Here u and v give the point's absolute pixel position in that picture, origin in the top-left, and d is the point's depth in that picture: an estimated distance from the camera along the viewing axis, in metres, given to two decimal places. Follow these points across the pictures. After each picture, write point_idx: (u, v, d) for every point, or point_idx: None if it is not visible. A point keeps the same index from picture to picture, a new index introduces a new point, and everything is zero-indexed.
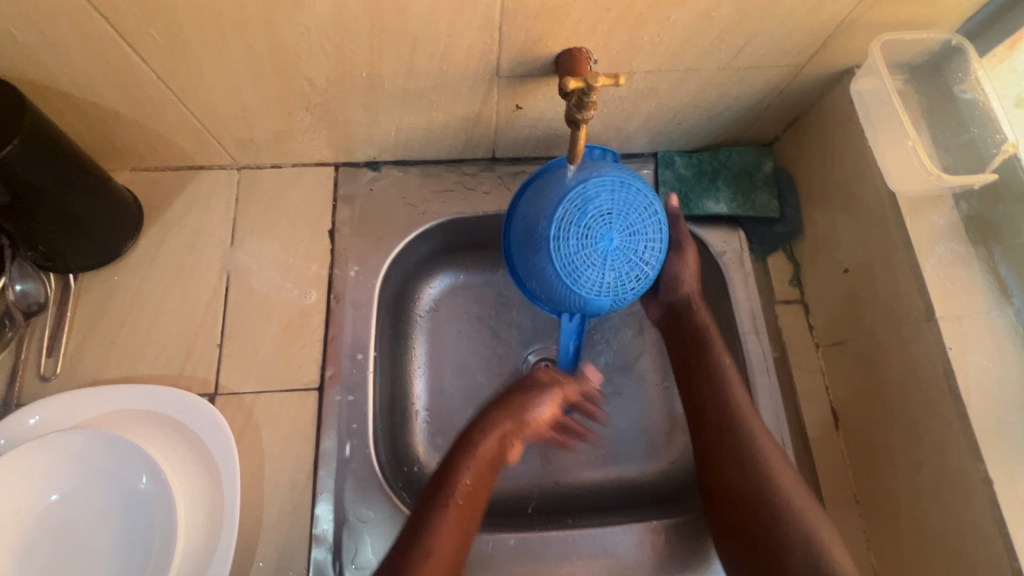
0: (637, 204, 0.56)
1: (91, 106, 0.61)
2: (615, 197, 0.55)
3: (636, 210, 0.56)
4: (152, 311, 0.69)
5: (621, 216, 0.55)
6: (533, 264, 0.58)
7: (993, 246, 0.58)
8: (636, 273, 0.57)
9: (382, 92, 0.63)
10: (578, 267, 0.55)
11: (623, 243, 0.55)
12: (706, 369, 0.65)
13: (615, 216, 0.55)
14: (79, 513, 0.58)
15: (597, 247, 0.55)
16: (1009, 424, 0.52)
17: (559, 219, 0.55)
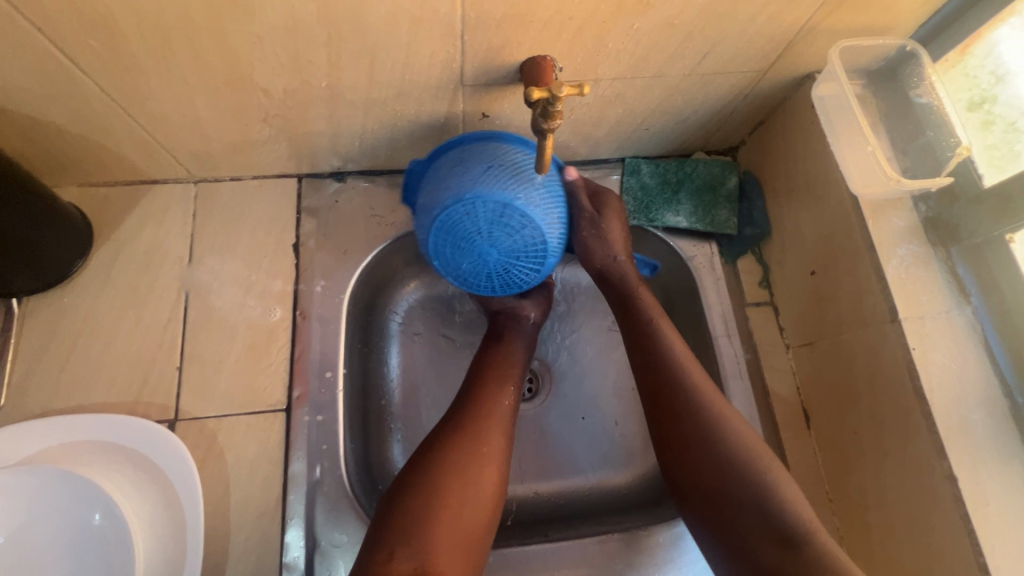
0: (469, 218, 0.56)
1: (29, 121, 0.58)
2: (464, 236, 0.57)
3: (477, 223, 0.57)
4: (104, 334, 0.66)
5: (477, 239, 0.57)
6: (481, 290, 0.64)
7: (950, 247, 0.59)
8: (519, 227, 0.57)
9: (343, 102, 0.61)
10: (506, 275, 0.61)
11: (498, 246, 0.58)
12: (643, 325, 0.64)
13: (482, 244, 0.58)
14: (27, 556, 0.54)
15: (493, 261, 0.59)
16: (970, 421, 0.53)
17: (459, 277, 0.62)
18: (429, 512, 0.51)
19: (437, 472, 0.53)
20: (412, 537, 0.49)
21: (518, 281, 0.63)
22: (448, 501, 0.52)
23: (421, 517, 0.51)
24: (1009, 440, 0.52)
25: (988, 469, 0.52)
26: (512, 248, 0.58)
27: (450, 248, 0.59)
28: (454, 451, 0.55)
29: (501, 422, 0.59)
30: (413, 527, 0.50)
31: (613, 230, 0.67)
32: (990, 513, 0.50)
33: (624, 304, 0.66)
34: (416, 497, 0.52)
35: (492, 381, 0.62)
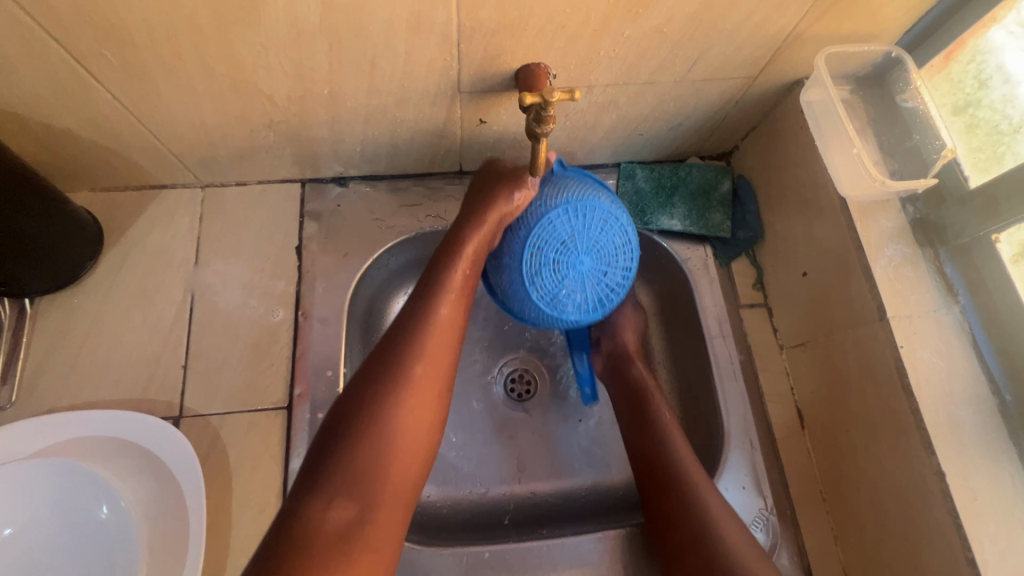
0: (553, 219, 0.58)
1: (44, 127, 0.60)
2: (544, 236, 0.58)
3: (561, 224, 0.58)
4: (112, 334, 0.68)
5: (560, 242, 0.58)
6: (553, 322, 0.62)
7: (939, 247, 0.60)
8: (607, 233, 0.59)
9: (345, 109, 0.63)
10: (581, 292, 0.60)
11: (580, 251, 0.59)
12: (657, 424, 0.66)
13: (562, 248, 0.58)
14: (34, 548, 0.55)
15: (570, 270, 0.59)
16: (958, 418, 0.54)
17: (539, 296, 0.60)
18: (370, 456, 0.50)
19: (376, 425, 0.51)
20: (354, 489, 0.48)
21: (581, 305, 0.60)
22: (387, 456, 0.50)
23: (358, 469, 0.49)
24: (996, 437, 0.53)
25: (975, 466, 0.52)
26: (603, 252, 0.59)
27: (535, 244, 0.59)
28: (390, 407, 0.52)
29: (421, 400, 0.53)
30: (351, 480, 0.48)
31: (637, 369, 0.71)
32: (978, 509, 0.51)
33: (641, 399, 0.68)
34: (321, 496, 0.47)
35: (431, 316, 0.56)
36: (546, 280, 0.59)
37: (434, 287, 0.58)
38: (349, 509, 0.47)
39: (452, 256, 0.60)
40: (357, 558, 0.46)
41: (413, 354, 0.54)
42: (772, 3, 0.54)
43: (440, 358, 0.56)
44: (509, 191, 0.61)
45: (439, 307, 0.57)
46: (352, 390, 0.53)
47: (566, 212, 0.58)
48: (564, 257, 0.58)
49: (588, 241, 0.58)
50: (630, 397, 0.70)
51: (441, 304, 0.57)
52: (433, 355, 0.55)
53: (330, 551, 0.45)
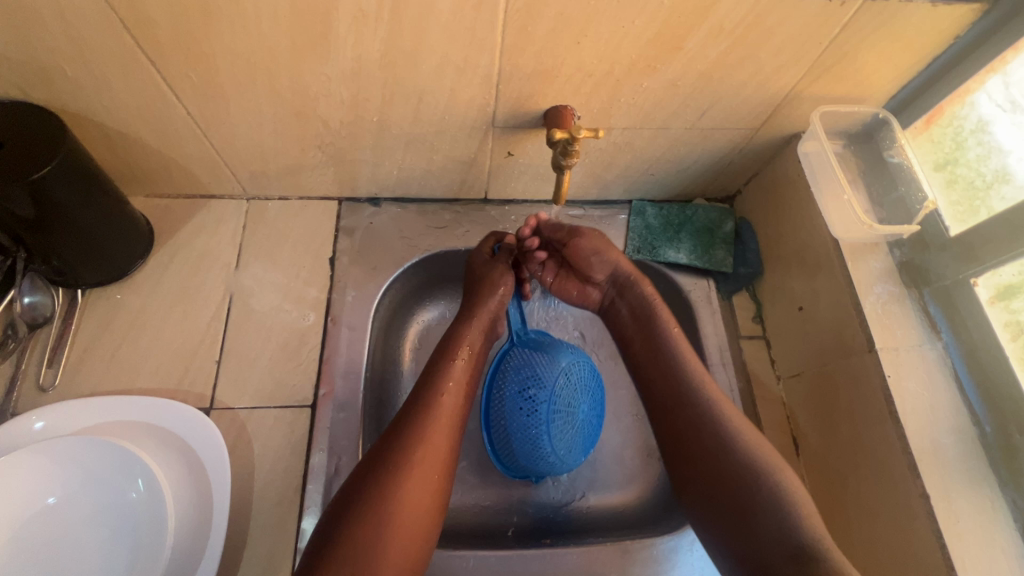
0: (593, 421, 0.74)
1: (120, 135, 0.67)
2: (591, 407, 0.73)
3: (587, 415, 0.73)
4: (154, 326, 0.73)
5: (583, 410, 0.73)
6: (530, 359, 0.73)
7: (923, 288, 0.65)
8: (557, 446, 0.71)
9: (389, 135, 0.70)
10: (549, 404, 0.70)
11: (576, 421, 0.72)
12: (662, 334, 0.68)
13: (578, 411, 0.72)
14: (65, 524, 0.58)
15: (565, 409, 0.71)
16: (942, 445, 0.58)
17: (551, 376, 0.71)
18: (379, 521, 0.53)
19: (387, 491, 0.54)
20: (359, 559, 0.51)
21: (525, 369, 0.72)
22: (394, 521, 0.53)
23: (369, 535, 0.52)
24: (976, 465, 0.57)
25: (957, 490, 0.56)
26: (561, 434, 0.71)
27: (564, 429, 0.71)
28: (396, 477, 0.55)
29: (431, 447, 0.58)
30: (359, 548, 0.51)
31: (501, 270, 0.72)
32: (960, 531, 0.54)
33: (643, 318, 0.71)
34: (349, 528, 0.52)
35: (433, 403, 0.61)
36: (566, 386, 0.71)
37: (427, 416, 0.60)
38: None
39: (438, 388, 0.62)
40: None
41: (415, 444, 0.57)
42: (773, 66, 0.62)
43: (438, 455, 0.58)
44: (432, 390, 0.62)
45: (441, 394, 0.62)
46: (363, 464, 0.57)
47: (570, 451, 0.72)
48: (546, 416, 0.70)
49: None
50: (641, 317, 0.71)
51: (431, 423, 0.59)
52: (428, 448, 0.58)
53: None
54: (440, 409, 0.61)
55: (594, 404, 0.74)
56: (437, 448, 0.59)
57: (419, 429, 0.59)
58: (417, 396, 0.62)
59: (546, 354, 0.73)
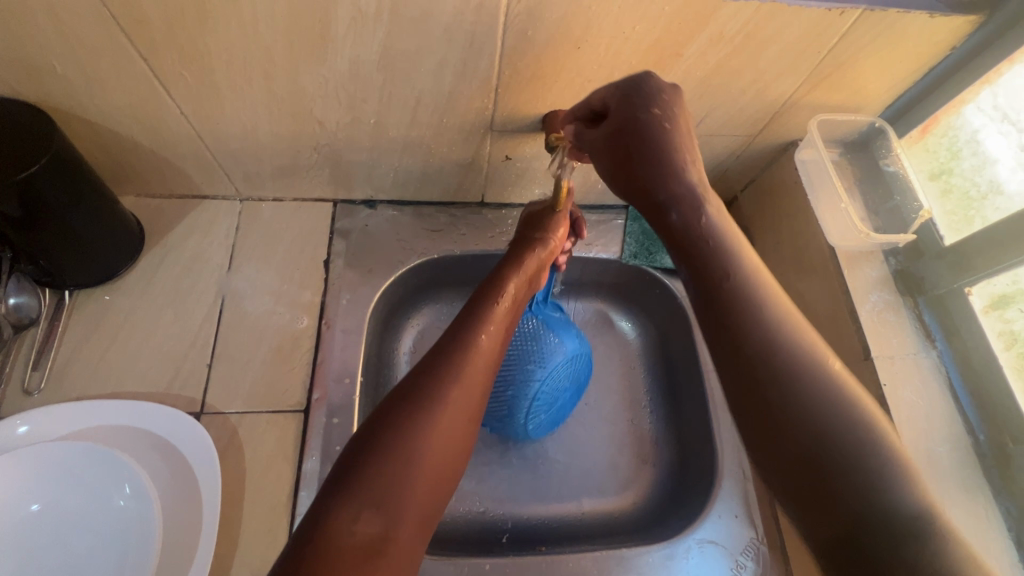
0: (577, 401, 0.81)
1: (111, 134, 0.66)
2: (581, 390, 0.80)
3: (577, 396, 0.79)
4: (143, 329, 0.71)
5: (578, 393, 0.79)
6: (548, 336, 0.75)
7: (918, 297, 0.66)
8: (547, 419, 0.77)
9: (386, 137, 0.69)
10: (557, 383, 0.75)
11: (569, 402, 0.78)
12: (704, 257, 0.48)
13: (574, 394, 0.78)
14: (49, 532, 0.56)
15: (567, 391, 0.77)
16: (937, 453, 0.58)
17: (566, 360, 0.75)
18: (410, 460, 0.43)
19: (421, 425, 0.45)
20: (380, 497, 0.41)
21: (548, 346, 0.74)
22: (424, 468, 0.43)
23: (396, 474, 0.42)
24: (969, 473, 0.58)
25: (952, 498, 0.56)
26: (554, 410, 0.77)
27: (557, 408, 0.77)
28: (432, 411, 0.46)
29: (472, 387, 0.50)
30: (385, 488, 0.41)
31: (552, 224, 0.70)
32: None
33: (682, 240, 0.50)
34: (375, 466, 0.42)
35: (475, 342, 0.53)
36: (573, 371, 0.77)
37: (469, 354, 0.52)
38: (377, 520, 0.40)
39: (479, 333, 0.54)
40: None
41: (452, 383, 0.49)
42: (772, 73, 0.62)
43: (474, 393, 0.49)
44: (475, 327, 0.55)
45: (481, 334, 0.54)
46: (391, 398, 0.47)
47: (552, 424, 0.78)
48: (548, 395, 0.75)
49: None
50: (681, 249, 0.50)
51: (472, 361, 0.51)
52: (468, 390, 0.49)
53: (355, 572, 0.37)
54: (482, 347, 0.53)
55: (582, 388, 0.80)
56: (478, 393, 0.51)
57: (457, 371, 0.50)
58: (455, 334, 0.54)
59: (559, 336, 0.75)
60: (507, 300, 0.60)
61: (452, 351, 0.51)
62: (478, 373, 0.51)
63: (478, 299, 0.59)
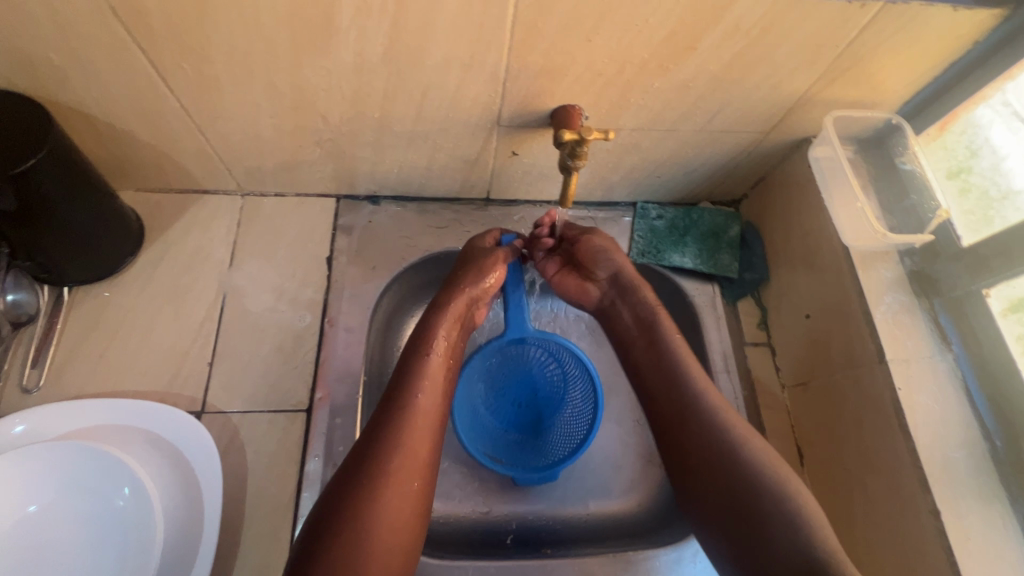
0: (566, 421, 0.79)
1: (108, 127, 0.64)
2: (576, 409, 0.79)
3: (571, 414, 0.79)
4: (143, 326, 0.70)
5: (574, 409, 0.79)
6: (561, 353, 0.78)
7: (933, 298, 0.64)
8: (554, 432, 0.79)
9: (391, 132, 0.68)
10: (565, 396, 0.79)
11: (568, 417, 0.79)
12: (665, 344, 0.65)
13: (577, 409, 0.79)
14: (48, 533, 0.56)
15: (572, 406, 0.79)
16: (952, 459, 0.57)
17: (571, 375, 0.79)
18: (358, 545, 0.49)
19: (362, 513, 0.50)
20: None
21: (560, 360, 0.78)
22: (373, 545, 0.50)
23: (350, 560, 0.48)
24: (987, 479, 0.56)
25: (968, 505, 0.55)
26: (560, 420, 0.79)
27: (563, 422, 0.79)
28: (372, 503, 0.51)
29: (415, 456, 0.55)
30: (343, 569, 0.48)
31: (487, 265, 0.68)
32: (971, 548, 0.53)
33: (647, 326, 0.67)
34: (334, 547, 0.48)
35: (411, 407, 0.58)
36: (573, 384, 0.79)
37: (403, 436, 0.56)
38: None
39: (409, 411, 0.57)
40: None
41: (392, 456, 0.54)
42: (788, 68, 0.60)
43: (416, 457, 0.55)
44: (412, 387, 0.59)
45: (418, 395, 0.59)
46: (331, 494, 0.52)
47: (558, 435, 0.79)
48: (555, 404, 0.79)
49: (502, 410, 0.80)
50: (643, 322, 0.68)
51: (408, 442, 0.55)
52: (409, 456, 0.55)
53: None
54: (420, 405, 0.58)
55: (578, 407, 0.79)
56: (424, 456, 0.56)
57: (395, 441, 0.55)
58: (393, 396, 0.58)
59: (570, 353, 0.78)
60: (443, 346, 0.64)
61: (389, 417, 0.56)
62: (418, 435, 0.56)
63: (404, 368, 0.61)
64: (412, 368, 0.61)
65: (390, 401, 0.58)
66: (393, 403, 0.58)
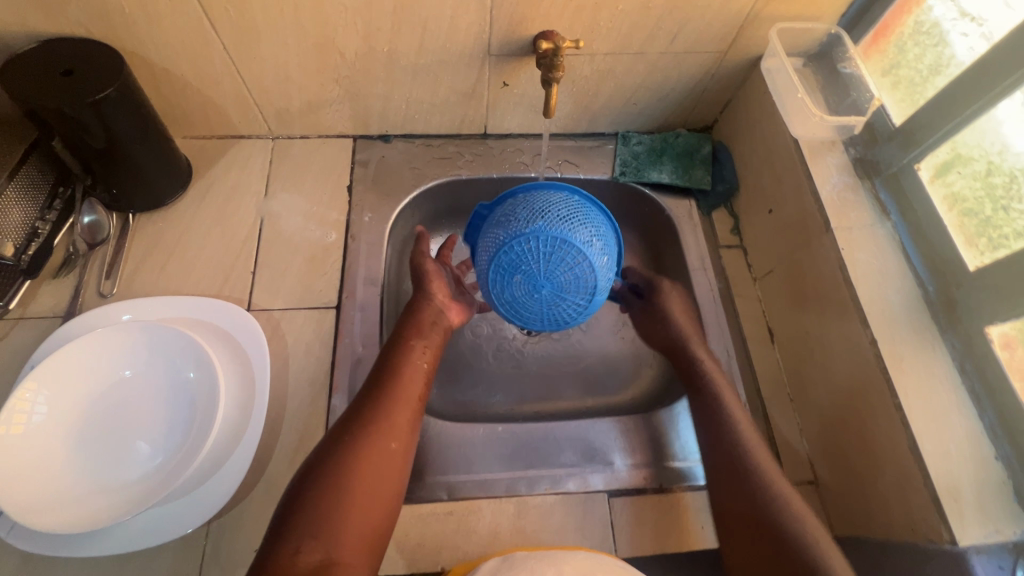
0: (514, 254, 0.62)
1: (164, 73, 0.77)
2: (511, 262, 0.62)
3: (544, 282, 0.62)
4: (195, 244, 0.82)
5: (528, 279, 0.62)
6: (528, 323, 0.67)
7: (875, 179, 0.74)
8: (521, 243, 0.61)
9: (398, 67, 0.79)
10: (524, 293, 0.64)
11: (544, 291, 0.63)
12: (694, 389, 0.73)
13: (529, 274, 0.62)
14: (129, 398, 0.67)
15: (528, 284, 0.62)
16: (890, 303, 0.66)
17: (511, 307, 0.65)
18: (334, 506, 0.54)
19: (342, 475, 0.56)
20: (320, 528, 0.53)
21: (519, 300, 0.65)
22: (352, 499, 0.55)
23: (332, 506, 0.54)
24: (923, 318, 0.65)
25: (903, 338, 0.64)
26: (545, 270, 0.61)
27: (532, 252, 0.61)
28: (352, 458, 0.58)
29: (403, 410, 0.63)
30: (319, 543, 0.52)
31: (434, 280, 0.77)
32: (905, 369, 0.62)
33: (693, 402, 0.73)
34: (323, 486, 0.55)
35: (404, 368, 0.67)
36: (513, 280, 0.63)
37: (387, 421, 0.62)
38: (318, 552, 0.51)
39: (405, 372, 0.67)
40: (349, 554, 0.53)
41: (384, 410, 0.62)
42: None
43: (410, 409, 0.64)
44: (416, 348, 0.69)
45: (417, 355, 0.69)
46: (323, 441, 0.60)
47: (504, 251, 0.62)
48: (520, 284, 0.63)
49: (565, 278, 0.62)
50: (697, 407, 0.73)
51: (370, 443, 0.59)
52: (402, 406, 0.63)
53: None
54: (421, 353, 0.70)
55: (519, 273, 0.63)
56: (416, 405, 0.65)
57: (382, 399, 0.63)
58: (383, 364, 0.67)
59: (519, 311, 0.65)
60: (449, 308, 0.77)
61: (393, 362, 0.68)
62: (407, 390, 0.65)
63: (395, 363, 0.67)
64: (410, 330, 0.71)
65: (367, 424, 0.61)
66: (377, 403, 0.63)
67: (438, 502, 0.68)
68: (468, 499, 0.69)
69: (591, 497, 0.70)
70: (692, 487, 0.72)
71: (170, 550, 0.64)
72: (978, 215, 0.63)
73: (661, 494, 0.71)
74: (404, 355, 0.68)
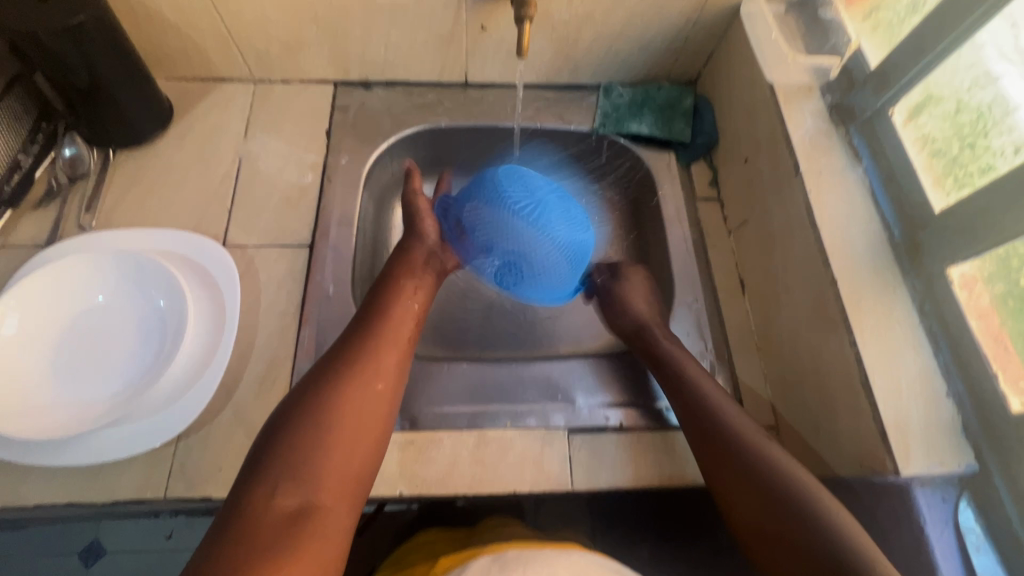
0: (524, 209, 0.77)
1: (142, 8, 0.77)
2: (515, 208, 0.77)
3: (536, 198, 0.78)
4: (174, 181, 0.83)
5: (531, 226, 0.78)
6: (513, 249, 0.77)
7: (850, 125, 0.73)
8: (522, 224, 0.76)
9: (374, 6, 0.79)
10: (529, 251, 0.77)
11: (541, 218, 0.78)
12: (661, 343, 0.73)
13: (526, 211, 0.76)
14: (102, 322, 0.69)
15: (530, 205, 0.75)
16: (854, 245, 0.65)
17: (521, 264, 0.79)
18: (313, 444, 0.52)
19: (323, 413, 0.54)
20: (298, 465, 0.50)
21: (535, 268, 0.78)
22: (333, 438, 0.53)
23: (313, 442, 0.52)
24: (887, 260, 0.65)
25: (865, 279, 0.64)
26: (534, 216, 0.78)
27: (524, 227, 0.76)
28: (334, 397, 0.56)
29: (390, 353, 0.62)
30: (296, 481, 0.49)
31: (426, 223, 0.79)
32: (864, 309, 0.62)
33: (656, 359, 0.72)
34: (305, 424, 0.53)
35: (392, 312, 0.66)
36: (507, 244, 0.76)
37: (369, 365, 0.60)
38: (295, 495, 0.49)
39: (392, 317, 0.66)
40: (330, 494, 0.50)
41: (371, 353, 0.61)
42: None
43: (397, 352, 0.63)
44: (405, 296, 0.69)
45: (405, 303, 0.68)
46: (307, 382, 0.58)
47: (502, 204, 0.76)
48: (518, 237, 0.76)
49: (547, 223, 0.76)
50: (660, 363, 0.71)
51: (354, 383, 0.57)
52: (390, 350, 0.62)
53: (282, 531, 0.46)
54: (411, 301, 0.69)
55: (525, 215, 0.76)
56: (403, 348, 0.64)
57: (368, 343, 0.62)
58: (370, 308, 0.67)
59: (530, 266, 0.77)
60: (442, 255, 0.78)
61: (382, 306, 0.67)
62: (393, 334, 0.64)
63: (382, 306, 0.67)
64: (399, 272, 0.72)
65: (350, 365, 0.59)
66: (362, 346, 0.61)
67: (399, 431, 0.69)
68: (428, 430, 0.70)
69: (551, 434, 0.71)
70: (654, 428, 0.72)
71: (136, 466, 0.65)
72: (947, 154, 0.63)
73: (622, 434, 0.72)
74: (393, 301, 0.68)
